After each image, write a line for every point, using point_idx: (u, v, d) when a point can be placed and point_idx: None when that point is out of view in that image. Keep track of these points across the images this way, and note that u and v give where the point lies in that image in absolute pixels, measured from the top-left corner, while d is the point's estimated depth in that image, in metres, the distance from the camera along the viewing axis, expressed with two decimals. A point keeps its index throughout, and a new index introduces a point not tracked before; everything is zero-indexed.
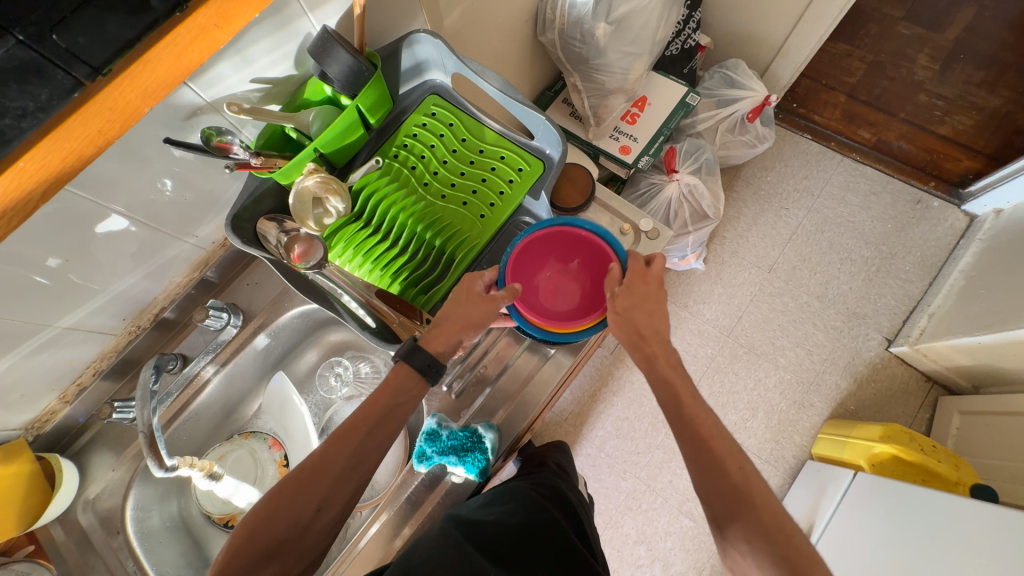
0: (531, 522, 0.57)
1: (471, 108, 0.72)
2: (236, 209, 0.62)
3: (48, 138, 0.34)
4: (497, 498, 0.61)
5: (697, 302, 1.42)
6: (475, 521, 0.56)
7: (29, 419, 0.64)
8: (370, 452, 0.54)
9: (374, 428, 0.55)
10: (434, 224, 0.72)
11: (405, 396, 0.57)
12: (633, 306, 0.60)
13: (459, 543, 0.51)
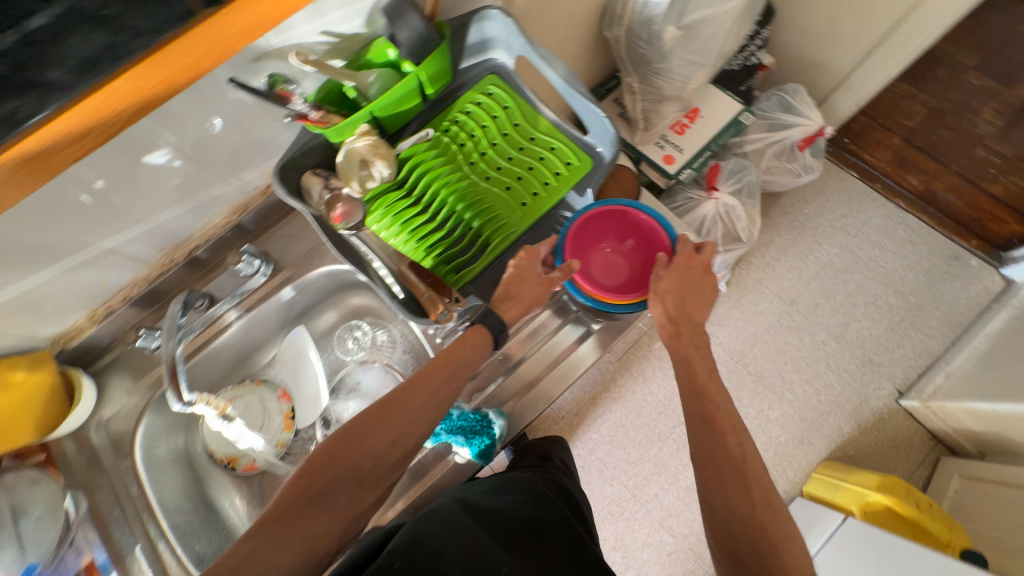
0: (535, 513, 0.57)
1: (530, 94, 0.72)
2: (284, 159, 0.62)
3: (152, 60, 0.40)
4: (506, 484, 0.62)
5: (713, 324, 1.41)
6: (482, 503, 0.57)
7: (57, 332, 0.66)
8: (439, 403, 0.57)
9: (438, 391, 0.57)
10: (474, 204, 0.70)
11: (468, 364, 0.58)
12: (680, 287, 0.63)
13: (459, 522, 0.53)
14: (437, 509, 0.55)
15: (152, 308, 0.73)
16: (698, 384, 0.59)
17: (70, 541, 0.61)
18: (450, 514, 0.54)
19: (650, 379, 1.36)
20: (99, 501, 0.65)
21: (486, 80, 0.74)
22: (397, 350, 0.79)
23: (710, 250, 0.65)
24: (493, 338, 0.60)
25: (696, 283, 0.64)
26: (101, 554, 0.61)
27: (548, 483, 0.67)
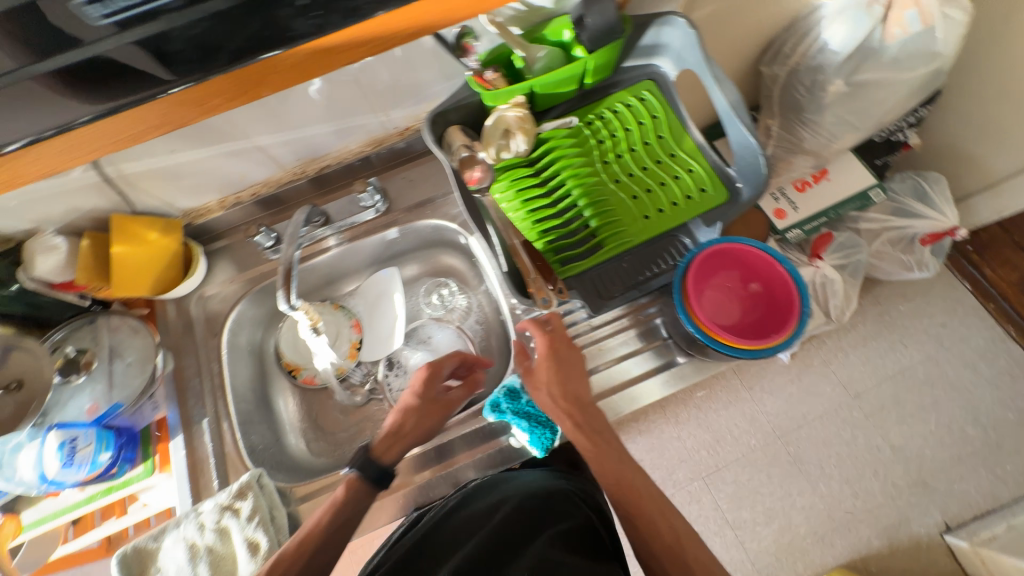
0: (556, 519, 0.59)
1: (683, 110, 0.70)
2: (439, 107, 0.63)
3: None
4: (539, 483, 0.65)
5: (766, 391, 1.33)
6: (507, 500, 0.62)
7: (190, 206, 0.71)
8: (361, 497, 0.57)
9: (348, 520, 0.56)
10: (598, 203, 0.69)
11: (361, 506, 0.57)
12: (418, 411, 0.62)
13: (471, 520, 0.59)
14: (464, 502, 0.62)
15: (270, 210, 0.77)
16: (646, 487, 0.56)
17: (150, 395, 0.66)
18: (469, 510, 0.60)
19: (682, 425, 1.32)
20: (181, 367, 0.70)
21: (641, 84, 0.73)
22: (468, 320, 0.80)
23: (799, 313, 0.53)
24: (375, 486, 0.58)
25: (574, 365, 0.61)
26: (173, 415, 0.66)
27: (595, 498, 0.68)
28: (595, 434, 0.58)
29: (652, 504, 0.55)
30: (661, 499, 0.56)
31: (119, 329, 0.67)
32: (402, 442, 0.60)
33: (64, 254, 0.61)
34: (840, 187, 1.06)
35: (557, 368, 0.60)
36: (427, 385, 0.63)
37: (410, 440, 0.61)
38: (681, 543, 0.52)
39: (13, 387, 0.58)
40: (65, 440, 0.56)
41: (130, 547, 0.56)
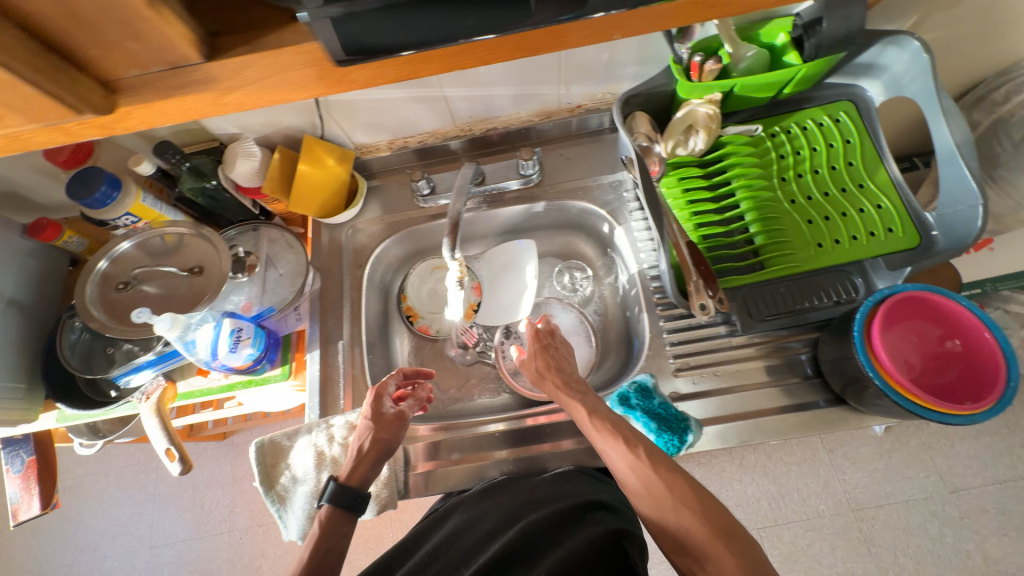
0: (579, 526, 0.53)
1: (884, 140, 0.65)
2: (633, 89, 0.62)
3: None
4: (559, 488, 0.59)
5: (849, 459, 1.13)
6: (530, 502, 0.57)
7: (364, 142, 0.76)
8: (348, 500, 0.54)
9: (334, 541, 0.51)
10: (767, 219, 0.65)
11: (343, 531, 0.52)
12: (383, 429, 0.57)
13: (487, 518, 0.56)
14: (481, 501, 0.59)
15: (425, 161, 0.80)
16: (662, 484, 0.46)
17: (295, 307, 0.71)
18: (484, 510, 0.57)
19: (745, 469, 1.16)
20: (326, 289, 0.75)
21: (839, 105, 0.68)
22: (588, 308, 0.79)
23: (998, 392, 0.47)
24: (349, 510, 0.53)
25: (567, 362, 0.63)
26: (313, 330, 0.71)
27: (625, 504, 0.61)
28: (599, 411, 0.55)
29: (666, 493, 0.46)
30: (685, 487, 0.46)
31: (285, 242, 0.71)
32: (377, 463, 0.56)
33: (257, 162, 0.66)
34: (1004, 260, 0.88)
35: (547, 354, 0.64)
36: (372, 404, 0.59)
37: (376, 458, 0.57)
38: (706, 543, 0.42)
39: (195, 271, 0.65)
40: (234, 328, 0.61)
41: (266, 439, 0.61)
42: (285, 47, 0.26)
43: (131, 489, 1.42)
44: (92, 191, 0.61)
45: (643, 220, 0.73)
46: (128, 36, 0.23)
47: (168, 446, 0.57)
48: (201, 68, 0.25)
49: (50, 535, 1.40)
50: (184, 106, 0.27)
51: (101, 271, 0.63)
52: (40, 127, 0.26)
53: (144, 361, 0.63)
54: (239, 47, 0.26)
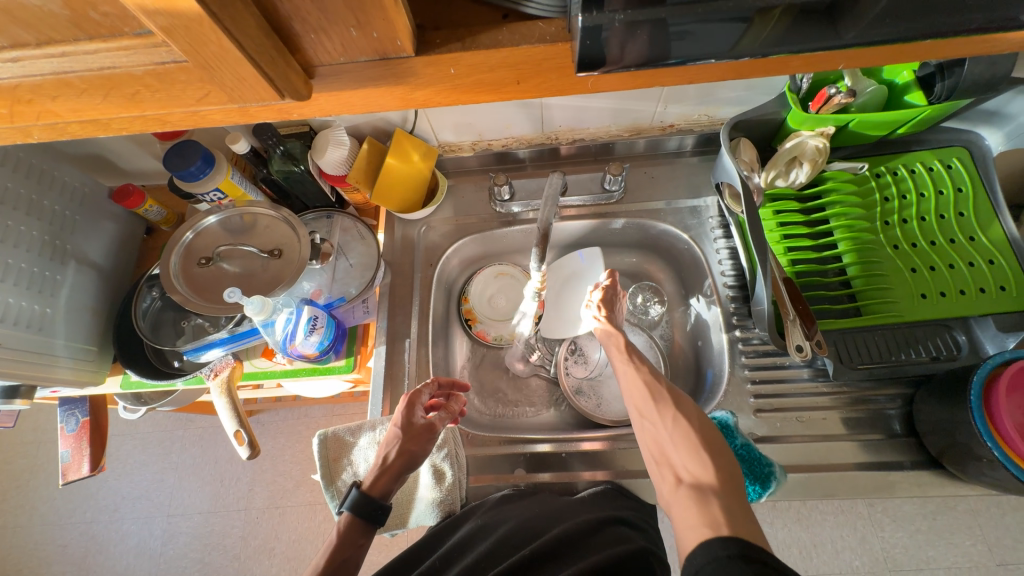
0: (598, 540, 0.51)
1: (1001, 192, 0.61)
2: (742, 115, 0.61)
3: None
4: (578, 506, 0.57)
5: (889, 515, 1.05)
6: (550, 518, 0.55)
7: (449, 141, 0.75)
8: (367, 513, 0.51)
9: (351, 552, 0.49)
10: (867, 263, 0.62)
11: (360, 544, 0.50)
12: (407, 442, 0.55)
13: (503, 525, 0.55)
14: (497, 508, 0.57)
15: (504, 165, 0.79)
16: (667, 401, 0.51)
17: (364, 299, 0.70)
18: (501, 517, 0.56)
19: (777, 511, 1.11)
20: (394, 284, 0.74)
21: (952, 151, 0.65)
22: (654, 332, 0.77)
23: None
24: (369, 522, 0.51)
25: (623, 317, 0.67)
26: (381, 324, 0.70)
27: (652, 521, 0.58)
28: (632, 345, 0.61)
29: (669, 412, 0.50)
30: (684, 405, 0.51)
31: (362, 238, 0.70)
32: (394, 483, 0.53)
33: (346, 152, 0.66)
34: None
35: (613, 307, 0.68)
36: (406, 413, 0.57)
37: (394, 477, 0.54)
38: (688, 451, 0.46)
39: (275, 254, 0.64)
40: (311, 316, 0.61)
41: (329, 431, 0.60)
42: (501, 48, 0.23)
43: (156, 454, 1.43)
44: (187, 165, 0.61)
45: (727, 249, 0.71)
46: (354, 23, 0.21)
47: (237, 430, 0.57)
48: (411, 63, 0.23)
49: (73, 490, 1.42)
50: (371, 98, 0.26)
51: (185, 243, 0.64)
52: (232, 108, 0.25)
53: (217, 339, 0.63)
54: (452, 43, 0.23)
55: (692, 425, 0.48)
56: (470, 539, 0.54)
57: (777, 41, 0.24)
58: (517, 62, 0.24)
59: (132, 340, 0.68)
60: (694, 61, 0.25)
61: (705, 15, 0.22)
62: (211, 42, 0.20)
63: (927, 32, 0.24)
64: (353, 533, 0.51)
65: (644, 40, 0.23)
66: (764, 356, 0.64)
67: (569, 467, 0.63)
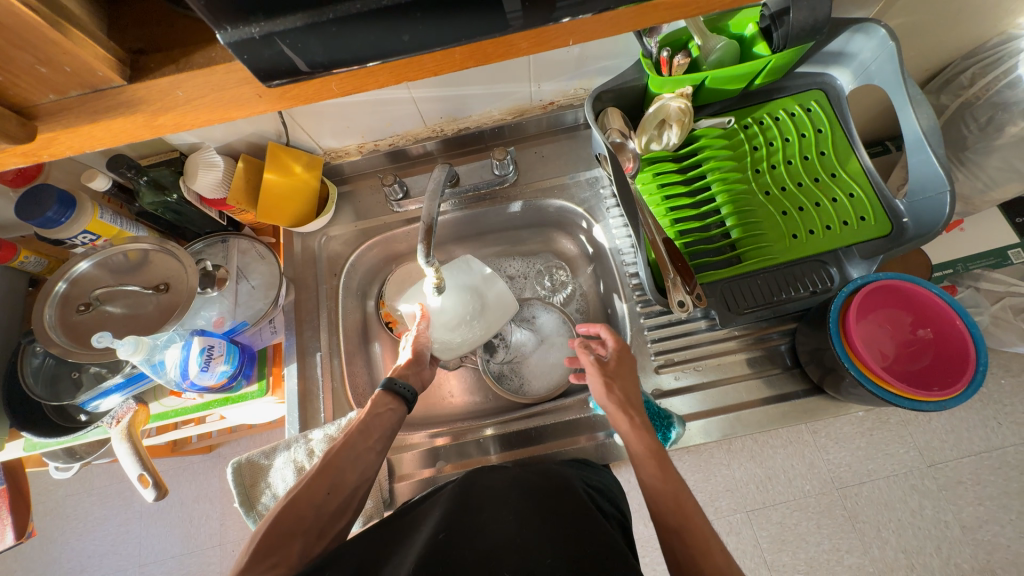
0: (565, 493, 0.53)
1: (854, 128, 0.65)
2: (607, 83, 0.62)
3: None
4: (552, 476, 0.57)
5: (833, 438, 1.03)
6: (522, 482, 0.56)
7: (332, 147, 0.73)
8: (363, 449, 0.55)
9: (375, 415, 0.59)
10: (743, 212, 0.65)
11: (384, 409, 0.59)
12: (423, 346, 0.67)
13: (478, 489, 0.55)
14: (472, 475, 0.59)
15: (398, 163, 0.78)
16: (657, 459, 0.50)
17: (270, 319, 0.69)
18: (464, 495, 0.54)
19: (733, 452, 1.04)
20: (300, 300, 0.73)
21: (809, 95, 0.68)
22: (570, 306, 0.78)
23: (924, 377, 0.53)
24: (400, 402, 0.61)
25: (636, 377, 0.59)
26: (290, 342, 0.70)
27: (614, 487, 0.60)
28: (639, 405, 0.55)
29: (655, 468, 0.49)
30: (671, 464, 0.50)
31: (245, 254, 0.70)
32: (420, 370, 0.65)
33: (222, 173, 0.64)
34: (974, 239, 0.90)
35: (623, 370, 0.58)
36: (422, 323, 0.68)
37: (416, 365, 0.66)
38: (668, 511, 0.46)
39: (161, 288, 0.61)
40: (204, 347, 0.60)
41: (243, 458, 0.60)
42: (215, 66, 0.24)
43: (116, 507, 1.38)
44: (42, 212, 0.57)
45: (621, 217, 0.72)
46: (37, 60, 0.22)
47: (142, 473, 0.58)
48: (127, 91, 0.24)
49: (32, 559, 1.36)
50: (115, 129, 0.26)
51: (60, 293, 0.60)
52: None
53: (112, 385, 0.61)
54: (168, 68, 0.24)
55: (678, 487, 0.47)
56: (438, 512, 0.52)
57: (475, 32, 0.24)
58: (238, 79, 0.25)
59: (25, 403, 0.65)
60: (405, 56, 0.25)
61: (342, 18, 0.21)
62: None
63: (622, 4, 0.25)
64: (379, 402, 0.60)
65: (307, 49, 0.23)
66: (661, 316, 0.67)
67: (492, 450, 0.65)
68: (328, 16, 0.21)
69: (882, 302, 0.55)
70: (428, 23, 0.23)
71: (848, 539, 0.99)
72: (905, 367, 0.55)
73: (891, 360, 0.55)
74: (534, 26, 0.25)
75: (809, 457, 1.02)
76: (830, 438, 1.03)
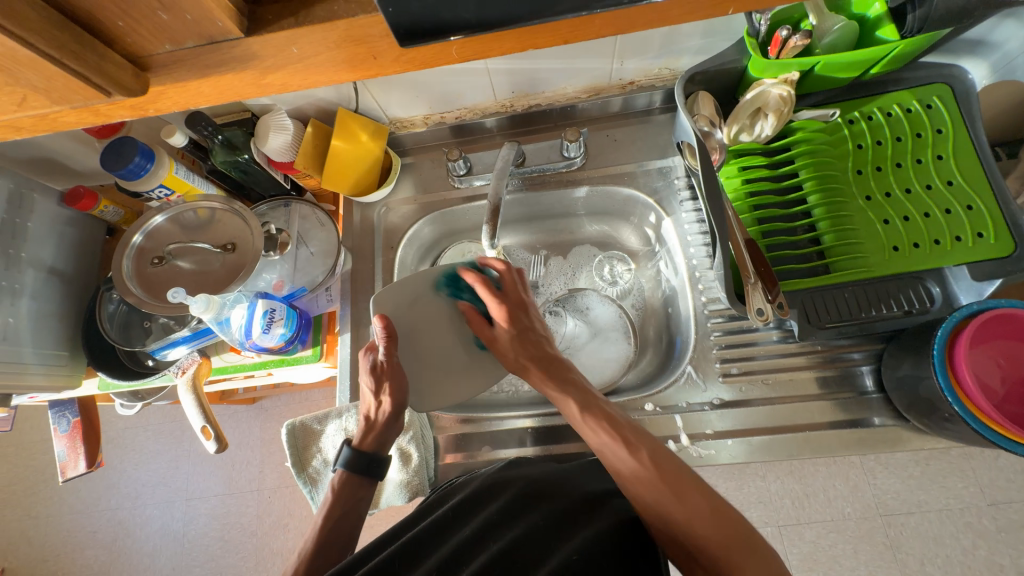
0: (598, 512, 0.50)
1: (982, 131, 0.57)
2: (700, 65, 0.57)
3: None
4: (595, 489, 0.53)
5: (881, 460, 0.93)
6: (545, 487, 0.53)
7: (399, 116, 0.72)
8: (332, 548, 0.50)
9: (349, 507, 0.52)
10: (838, 217, 0.59)
11: (357, 497, 0.53)
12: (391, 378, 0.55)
13: (513, 487, 0.53)
14: (511, 465, 0.57)
15: (461, 138, 0.76)
16: (604, 427, 0.48)
17: (326, 287, 0.69)
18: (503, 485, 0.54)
19: (773, 465, 0.99)
20: (357, 270, 0.73)
21: (932, 89, 0.60)
22: (626, 301, 0.75)
23: None
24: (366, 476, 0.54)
25: (530, 328, 0.58)
26: (345, 312, 0.71)
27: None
28: (569, 380, 0.53)
29: (604, 437, 0.48)
30: (632, 436, 0.47)
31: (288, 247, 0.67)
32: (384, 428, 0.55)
33: (291, 137, 0.63)
34: None
35: (520, 340, 0.56)
36: (386, 350, 0.55)
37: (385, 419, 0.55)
38: (654, 505, 0.43)
39: (228, 248, 0.62)
40: (267, 309, 0.61)
41: (297, 421, 0.61)
42: (336, 20, 0.22)
43: (168, 444, 1.48)
44: (125, 162, 0.59)
45: (695, 212, 0.67)
46: (159, 5, 0.21)
47: (204, 425, 0.61)
48: (241, 44, 0.23)
49: (94, 482, 1.48)
50: (222, 85, 0.25)
51: (136, 245, 0.62)
52: (69, 110, 0.24)
53: (179, 338, 0.63)
54: (285, 19, 0.23)
55: (625, 450, 0.46)
56: (482, 504, 0.51)
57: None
58: (359, 35, 0.23)
59: (101, 345, 0.69)
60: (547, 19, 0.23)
61: None
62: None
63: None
64: (348, 489, 0.53)
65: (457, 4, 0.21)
66: (731, 321, 0.63)
67: (538, 440, 0.64)
68: None
69: (997, 332, 0.50)
70: None
71: (887, 569, 0.93)
72: (1018, 408, 0.49)
73: (1004, 397, 0.49)
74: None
75: (854, 480, 0.95)
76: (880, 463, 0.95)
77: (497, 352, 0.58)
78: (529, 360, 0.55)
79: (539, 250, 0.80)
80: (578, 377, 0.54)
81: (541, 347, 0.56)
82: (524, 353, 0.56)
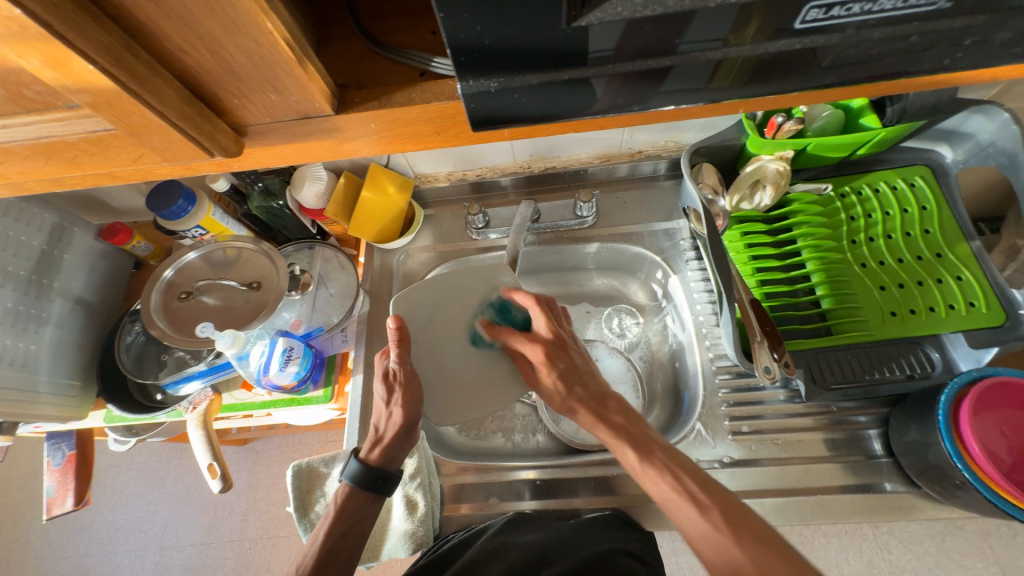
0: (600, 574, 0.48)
1: (965, 210, 0.62)
2: (704, 141, 0.63)
3: None
4: (597, 548, 0.51)
5: (897, 537, 0.89)
6: (543, 552, 0.52)
7: (424, 171, 0.78)
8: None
9: (352, 524, 0.52)
10: (836, 281, 0.62)
11: (360, 515, 0.52)
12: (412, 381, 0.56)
13: (511, 553, 0.52)
14: (513, 524, 0.57)
15: (480, 194, 0.81)
16: (668, 481, 0.45)
17: (342, 328, 0.72)
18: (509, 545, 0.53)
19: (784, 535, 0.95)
20: (373, 313, 0.75)
21: (915, 169, 0.66)
22: (634, 353, 0.77)
23: None
24: (372, 488, 0.53)
25: (573, 365, 0.57)
26: (358, 353, 0.71)
27: (655, 553, 0.56)
28: (618, 427, 0.51)
29: (670, 495, 0.44)
30: (699, 493, 0.44)
31: (317, 298, 0.72)
32: (397, 436, 0.55)
33: (325, 186, 0.68)
34: None
35: (562, 378, 0.56)
36: (397, 355, 0.56)
37: (403, 431, 0.55)
38: None
39: (253, 286, 0.64)
40: (286, 347, 0.62)
41: (303, 462, 0.61)
42: (413, 106, 0.27)
43: (150, 485, 1.42)
44: (169, 204, 0.63)
45: (700, 271, 0.71)
46: (271, 89, 0.25)
47: (210, 463, 0.61)
48: (330, 120, 0.27)
49: (67, 523, 1.41)
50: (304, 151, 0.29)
51: (166, 280, 0.64)
52: (170, 164, 0.29)
53: (195, 372, 0.64)
54: (368, 103, 0.27)
55: (693, 508, 0.43)
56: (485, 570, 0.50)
57: (642, 97, 0.26)
58: (429, 117, 0.27)
59: (114, 377, 0.69)
60: (593, 115, 0.27)
61: (572, 79, 0.24)
62: (134, 113, 0.24)
63: (801, 87, 0.26)
64: (354, 504, 0.53)
65: (525, 103, 0.25)
66: (738, 378, 0.64)
67: (544, 494, 0.62)
68: (562, 77, 0.24)
69: (994, 400, 0.51)
70: (627, 86, 0.25)
71: None
72: None
73: (1018, 467, 0.49)
74: (703, 104, 0.27)
75: (868, 554, 0.90)
76: (895, 536, 0.91)
77: (543, 391, 0.58)
78: (577, 402, 0.54)
79: (548, 299, 0.83)
80: (629, 420, 0.52)
81: (588, 385, 0.55)
82: (571, 394, 0.55)
